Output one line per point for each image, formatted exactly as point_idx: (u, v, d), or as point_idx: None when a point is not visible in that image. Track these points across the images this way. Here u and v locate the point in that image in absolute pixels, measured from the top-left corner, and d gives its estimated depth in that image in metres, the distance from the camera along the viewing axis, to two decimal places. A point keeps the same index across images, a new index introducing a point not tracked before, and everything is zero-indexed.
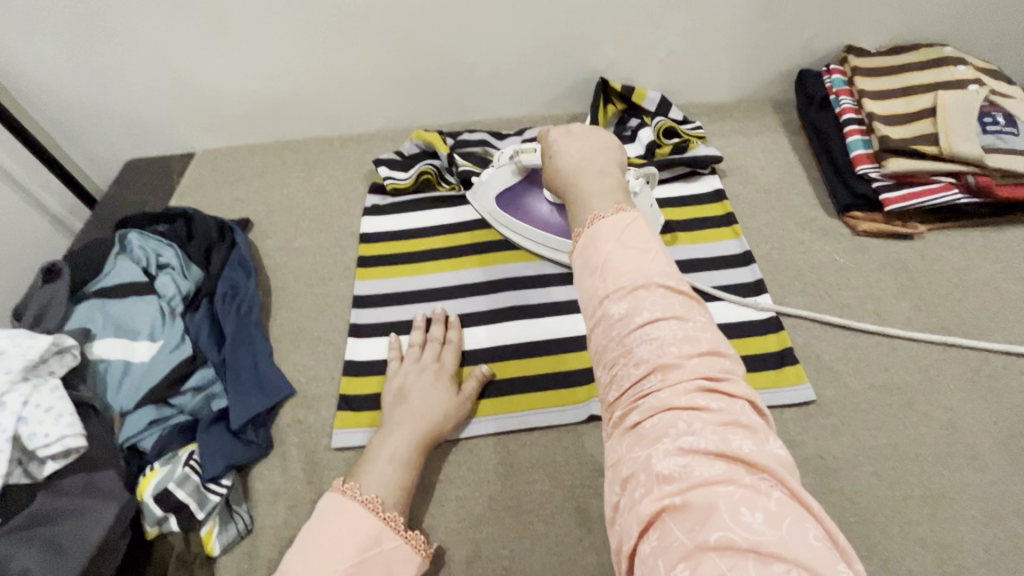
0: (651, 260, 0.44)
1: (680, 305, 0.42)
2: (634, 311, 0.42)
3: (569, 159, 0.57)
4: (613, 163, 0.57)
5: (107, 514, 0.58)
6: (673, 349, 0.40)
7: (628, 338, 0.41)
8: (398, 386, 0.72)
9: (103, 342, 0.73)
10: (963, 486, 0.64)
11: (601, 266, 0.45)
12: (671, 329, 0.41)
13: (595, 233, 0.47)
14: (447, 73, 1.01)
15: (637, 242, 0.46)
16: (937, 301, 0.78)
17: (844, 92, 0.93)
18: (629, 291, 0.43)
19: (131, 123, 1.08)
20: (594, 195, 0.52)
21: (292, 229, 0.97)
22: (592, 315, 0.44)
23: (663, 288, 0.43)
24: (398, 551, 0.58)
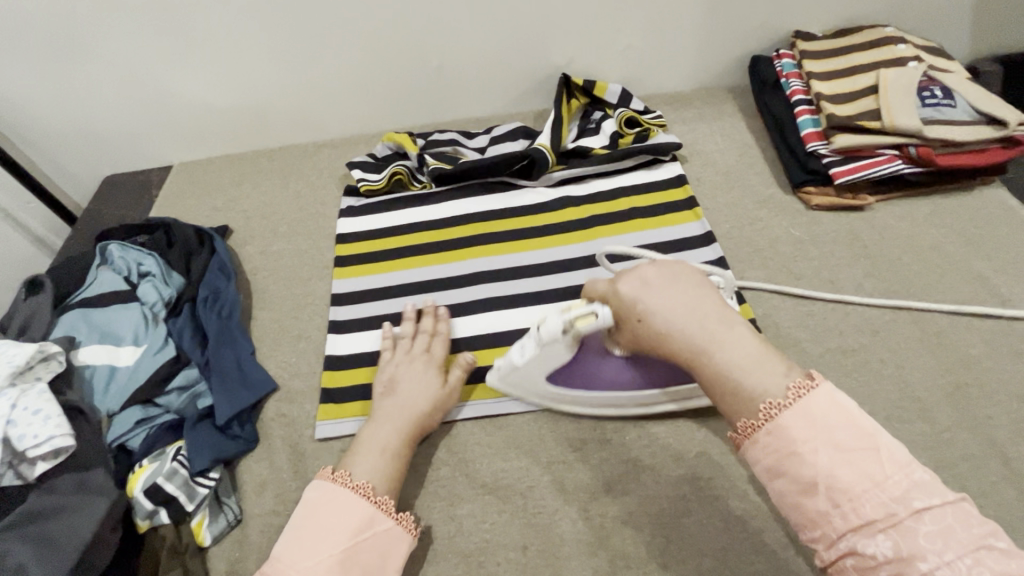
0: (875, 459, 0.41)
1: (951, 517, 0.39)
2: (895, 542, 0.39)
3: (672, 314, 0.49)
4: (719, 307, 0.49)
5: (98, 510, 0.61)
6: (964, 573, 0.37)
7: (889, 569, 0.39)
8: (387, 377, 0.74)
9: (89, 348, 0.75)
10: (914, 436, 0.68)
11: (822, 485, 0.41)
12: (930, 534, 0.39)
13: (795, 434, 0.43)
14: (414, 76, 1.04)
15: (855, 436, 0.42)
16: (888, 267, 0.83)
17: (794, 75, 0.97)
18: (882, 522, 0.39)
19: (108, 140, 1.10)
20: (745, 372, 0.46)
21: (271, 234, 1.00)
22: (810, 524, 0.42)
23: (915, 505, 0.40)
24: (390, 533, 0.61)
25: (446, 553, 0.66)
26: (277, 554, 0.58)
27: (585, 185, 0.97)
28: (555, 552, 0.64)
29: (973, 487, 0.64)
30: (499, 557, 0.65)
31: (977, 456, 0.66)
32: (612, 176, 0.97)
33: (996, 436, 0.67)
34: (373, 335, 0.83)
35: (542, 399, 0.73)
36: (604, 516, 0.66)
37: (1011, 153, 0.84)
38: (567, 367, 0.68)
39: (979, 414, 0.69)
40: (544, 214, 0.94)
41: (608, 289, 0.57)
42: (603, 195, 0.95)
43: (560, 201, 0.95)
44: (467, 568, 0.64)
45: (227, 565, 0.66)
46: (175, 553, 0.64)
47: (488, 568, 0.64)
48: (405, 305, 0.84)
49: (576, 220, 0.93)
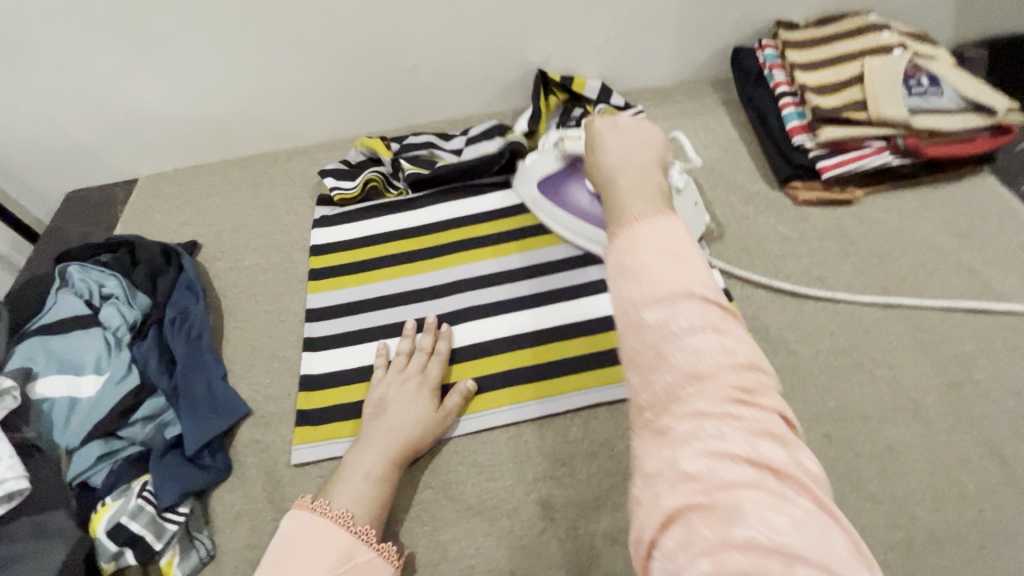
0: (691, 262, 0.37)
1: (722, 323, 0.35)
2: (671, 321, 0.35)
3: (611, 157, 0.47)
4: (654, 158, 0.47)
5: (58, 553, 0.58)
6: (708, 363, 0.33)
7: (654, 345, 0.35)
8: (379, 396, 0.71)
9: (47, 379, 0.71)
10: (909, 439, 0.66)
11: (635, 271, 0.37)
12: (694, 328, 0.34)
13: (634, 238, 0.38)
14: (385, 77, 1.00)
15: (677, 241, 0.38)
16: (878, 262, 0.81)
17: (777, 66, 0.94)
18: (666, 299, 0.35)
19: (67, 155, 1.05)
20: (633, 197, 0.42)
21: (242, 247, 0.96)
22: (615, 306, 0.38)
23: (699, 293, 0.35)
24: (370, 565, 0.58)
25: None
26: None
27: None
28: (543, 575, 0.62)
29: (972, 491, 0.62)
30: None
31: (974, 458, 0.64)
32: None
33: (993, 437, 0.65)
34: (350, 351, 0.79)
35: (543, 217, 0.87)
36: (593, 535, 0.64)
37: (1000, 141, 0.83)
38: (556, 176, 0.84)
39: (975, 413, 0.67)
40: (524, 217, 0.90)
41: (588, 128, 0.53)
42: None
43: None
44: None
45: None
46: None
47: None
48: (405, 320, 0.81)
49: None
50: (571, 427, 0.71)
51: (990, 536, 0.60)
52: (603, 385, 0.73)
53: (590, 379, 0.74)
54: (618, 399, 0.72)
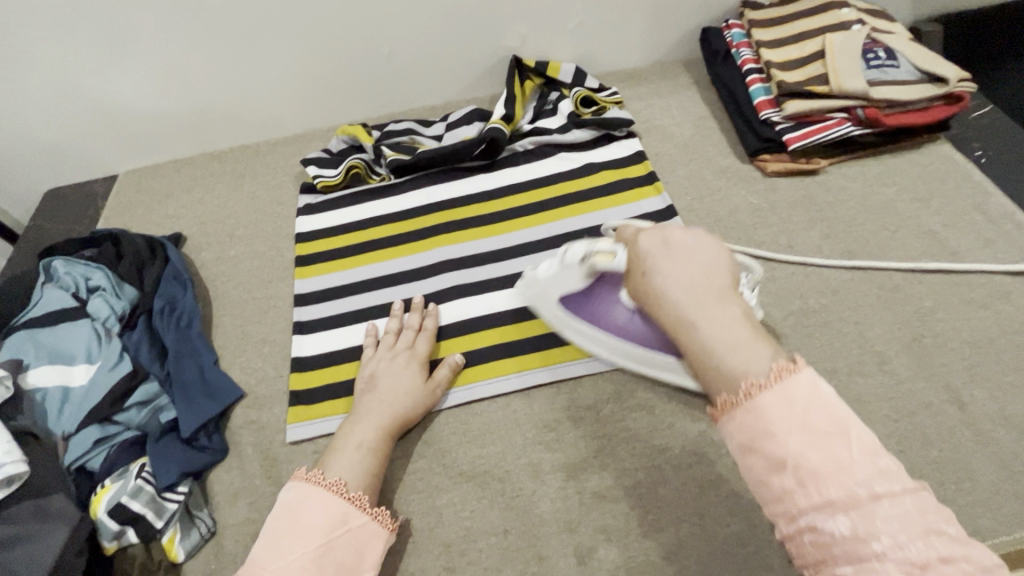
0: (849, 441, 0.39)
1: (905, 498, 0.37)
2: (855, 524, 0.37)
3: (672, 284, 0.46)
4: (726, 279, 0.46)
5: (59, 535, 0.59)
6: (905, 551, 0.36)
7: (841, 545, 0.37)
8: (370, 372, 0.74)
9: (38, 370, 0.72)
10: (875, 389, 0.70)
11: (792, 462, 0.39)
12: (886, 521, 0.36)
13: (769, 416, 0.40)
14: (363, 66, 1.01)
15: (827, 421, 0.39)
16: (843, 228, 0.85)
17: (744, 45, 0.98)
18: (843, 504, 0.37)
19: (44, 153, 1.05)
20: (727, 348, 0.43)
21: (226, 238, 0.97)
22: (772, 496, 0.40)
23: (872, 484, 0.37)
24: (365, 528, 0.60)
25: (427, 545, 0.65)
26: (252, 557, 0.57)
27: (546, 166, 0.96)
28: (536, 532, 0.65)
29: (933, 433, 0.66)
30: (481, 544, 0.65)
31: (935, 404, 0.68)
32: (572, 155, 0.96)
33: (952, 383, 0.69)
34: (340, 333, 0.81)
35: (571, 333, 0.74)
36: (583, 493, 0.67)
37: (953, 109, 0.87)
38: (585, 294, 0.69)
39: (935, 362, 0.71)
40: (505, 198, 0.93)
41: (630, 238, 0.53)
42: (564, 175, 0.94)
43: (521, 184, 0.94)
44: (450, 557, 0.64)
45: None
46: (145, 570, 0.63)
47: (471, 554, 0.64)
48: (393, 301, 0.83)
49: (538, 202, 0.92)
50: (558, 394, 0.74)
51: (949, 474, 0.64)
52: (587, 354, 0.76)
53: (575, 349, 0.76)
54: (603, 367, 0.75)
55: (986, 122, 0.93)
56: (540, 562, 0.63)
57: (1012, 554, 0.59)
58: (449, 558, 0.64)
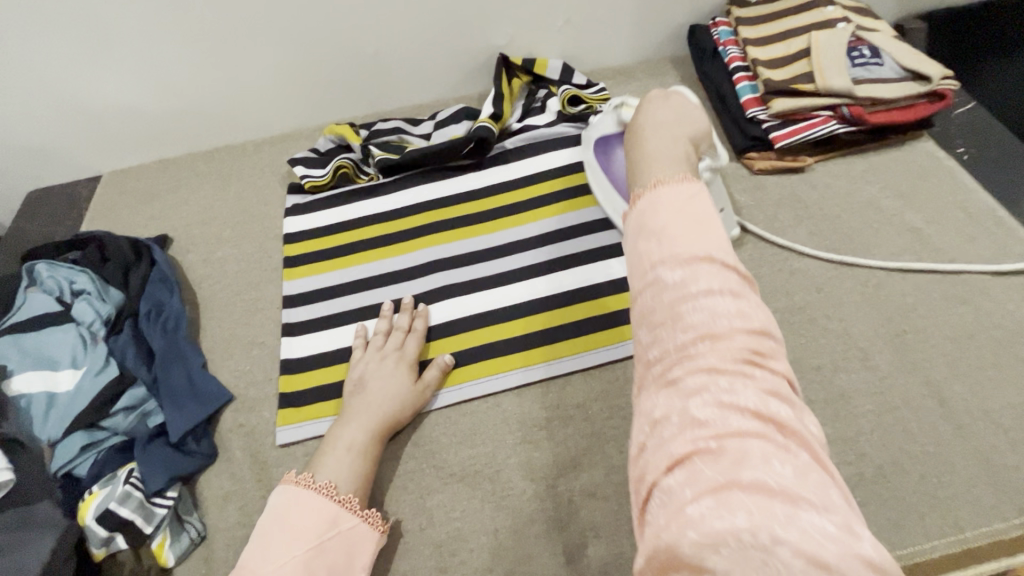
0: (713, 235, 0.44)
1: (738, 291, 0.41)
2: (688, 279, 0.41)
3: (655, 119, 0.56)
4: (694, 129, 0.56)
5: (46, 544, 0.58)
6: (722, 326, 0.39)
7: (678, 305, 0.41)
8: (359, 374, 0.74)
9: (23, 376, 0.71)
10: (859, 385, 0.71)
11: (661, 231, 0.44)
12: (714, 292, 0.41)
13: (656, 200, 0.46)
14: (350, 65, 1.00)
15: (697, 210, 0.45)
16: (828, 225, 0.86)
17: (731, 43, 0.98)
18: (688, 262, 0.42)
19: (24, 153, 1.03)
20: (656, 160, 0.51)
21: (213, 239, 0.96)
22: (637, 266, 0.45)
23: (721, 262, 0.42)
24: (356, 530, 0.60)
25: (418, 545, 0.66)
26: (244, 560, 0.57)
27: (534, 164, 0.95)
28: (526, 531, 0.65)
29: (915, 428, 0.68)
30: (472, 543, 0.65)
31: (917, 399, 0.69)
32: (560, 152, 0.96)
33: (934, 379, 0.71)
34: (329, 335, 0.81)
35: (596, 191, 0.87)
36: (572, 490, 0.67)
37: (937, 107, 0.88)
38: (611, 137, 0.86)
39: (917, 358, 0.72)
40: (494, 198, 0.92)
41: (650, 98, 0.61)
42: (552, 174, 0.94)
43: (510, 183, 0.93)
44: (440, 557, 0.65)
45: None
46: None
47: (462, 554, 0.65)
48: (382, 302, 0.83)
49: (527, 202, 0.91)
50: (547, 393, 0.74)
51: (929, 467, 0.65)
52: (576, 352, 0.76)
53: (564, 347, 0.77)
54: (591, 365, 0.75)
55: (969, 119, 0.94)
56: (529, 561, 0.64)
57: (990, 545, 0.61)
58: (440, 558, 0.65)
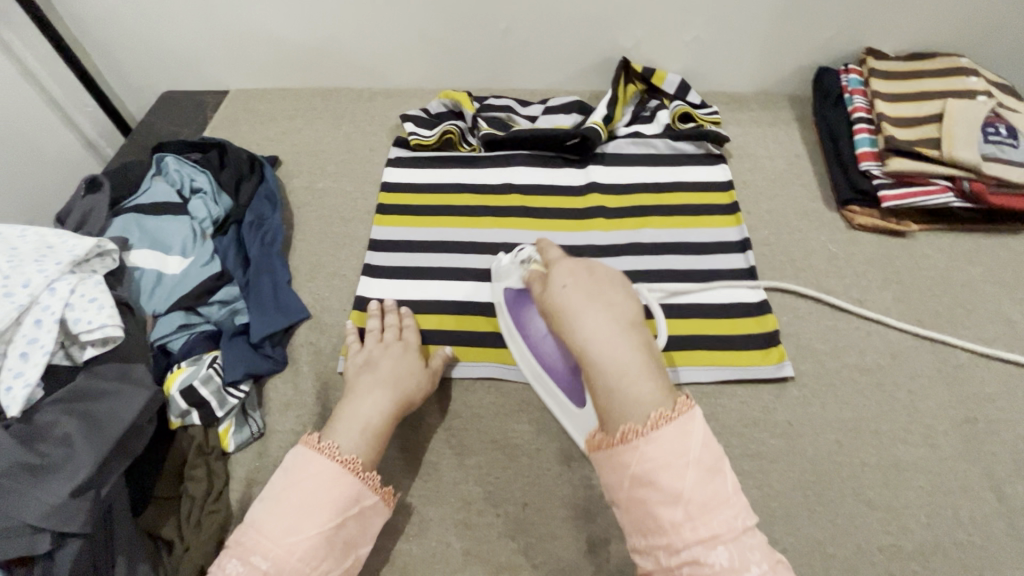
0: (726, 486, 0.47)
1: (748, 537, 0.46)
2: (731, 554, 0.44)
3: (581, 308, 0.55)
4: (633, 314, 0.55)
5: (138, 398, 0.63)
6: (756, 574, 0.44)
7: (695, 567, 0.45)
8: (364, 359, 0.75)
9: (139, 252, 0.78)
10: (916, 460, 0.70)
11: (677, 494, 0.46)
12: (750, 549, 0.45)
13: (660, 446, 0.47)
14: (479, 38, 1.04)
15: (705, 462, 0.47)
16: (918, 296, 0.83)
17: (859, 92, 0.97)
18: (726, 538, 0.45)
19: (173, 59, 1.12)
20: (630, 379, 0.51)
21: (319, 170, 1.02)
22: (656, 528, 0.47)
23: (747, 524, 0.46)
24: (373, 507, 0.62)
25: (449, 497, 0.69)
26: (252, 525, 0.57)
27: (633, 171, 0.97)
28: (553, 512, 0.68)
29: (966, 516, 0.66)
30: (500, 508, 0.68)
31: (975, 488, 0.68)
32: (661, 167, 0.97)
33: (997, 473, 0.68)
34: (407, 285, 0.85)
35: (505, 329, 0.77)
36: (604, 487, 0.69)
37: None
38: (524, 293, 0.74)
39: (983, 449, 0.70)
40: (585, 196, 0.95)
41: (546, 258, 0.65)
42: (649, 186, 0.95)
43: (604, 187, 0.95)
44: (468, 514, 0.68)
45: (247, 472, 0.69)
46: (200, 453, 0.67)
47: (488, 516, 0.68)
48: (373, 298, 0.83)
49: (624, 208, 0.93)
50: None
51: (972, 559, 0.64)
52: None
53: None
54: None
55: None
56: (550, 539, 0.66)
57: None
58: (467, 514, 0.68)
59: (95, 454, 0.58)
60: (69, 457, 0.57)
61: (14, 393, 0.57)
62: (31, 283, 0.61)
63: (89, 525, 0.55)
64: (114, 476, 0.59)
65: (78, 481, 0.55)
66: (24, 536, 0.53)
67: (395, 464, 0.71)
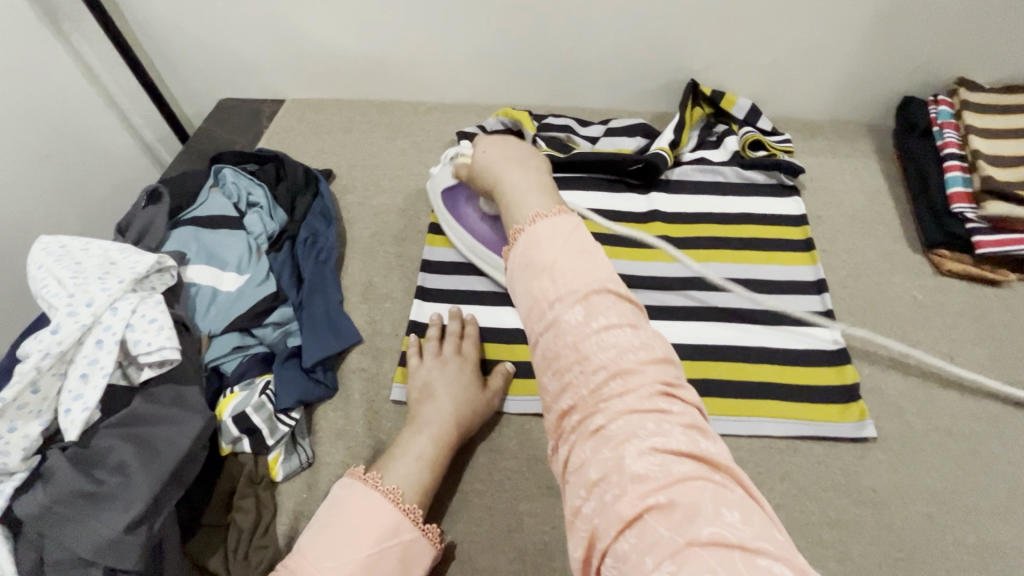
0: (599, 265, 0.48)
1: (616, 313, 0.45)
2: (587, 313, 0.45)
3: (493, 158, 0.62)
4: (524, 151, 0.63)
5: (194, 424, 0.62)
6: (625, 351, 0.43)
7: (574, 335, 0.44)
8: (422, 382, 0.72)
9: (196, 267, 0.77)
10: (1019, 543, 0.63)
11: (547, 267, 0.47)
12: (615, 328, 0.44)
13: (537, 235, 0.49)
14: (542, 56, 1.01)
15: (575, 245, 0.48)
16: (1016, 354, 0.76)
17: (950, 126, 0.89)
18: (582, 298, 0.45)
19: (231, 66, 1.12)
20: (525, 197, 0.55)
21: (372, 185, 1.00)
22: (535, 307, 0.47)
23: (613, 295, 0.46)
24: (415, 544, 0.59)
25: (503, 545, 0.66)
26: (297, 552, 0.56)
27: (700, 201, 0.92)
28: None
29: None
30: (556, 562, 0.64)
31: None
32: (730, 197, 0.92)
33: None
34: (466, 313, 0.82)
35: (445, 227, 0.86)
36: None
37: None
38: (457, 189, 0.84)
39: None
40: (648, 225, 0.90)
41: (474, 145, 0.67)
42: (718, 217, 0.90)
43: (668, 217, 0.91)
44: (522, 565, 0.64)
45: (295, 505, 0.67)
46: (251, 482, 0.66)
47: (544, 570, 0.64)
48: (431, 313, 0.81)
49: (692, 240, 0.88)
50: None
51: None
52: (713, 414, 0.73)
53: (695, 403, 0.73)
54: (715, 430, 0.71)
55: None
56: None
57: None
58: (521, 566, 0.64)
59: (149, 486, 0.56)
60: (125, 488, 0.56)
61: (72, 416, 0.56)
62: (95, 302, 0.60)
63: (142, 561, 0.54)
64: (168, 507, 0.58)
65: (133, 515, 0.54)
66: (76, 568, 0.53)
67: (446, 505, 0.68)
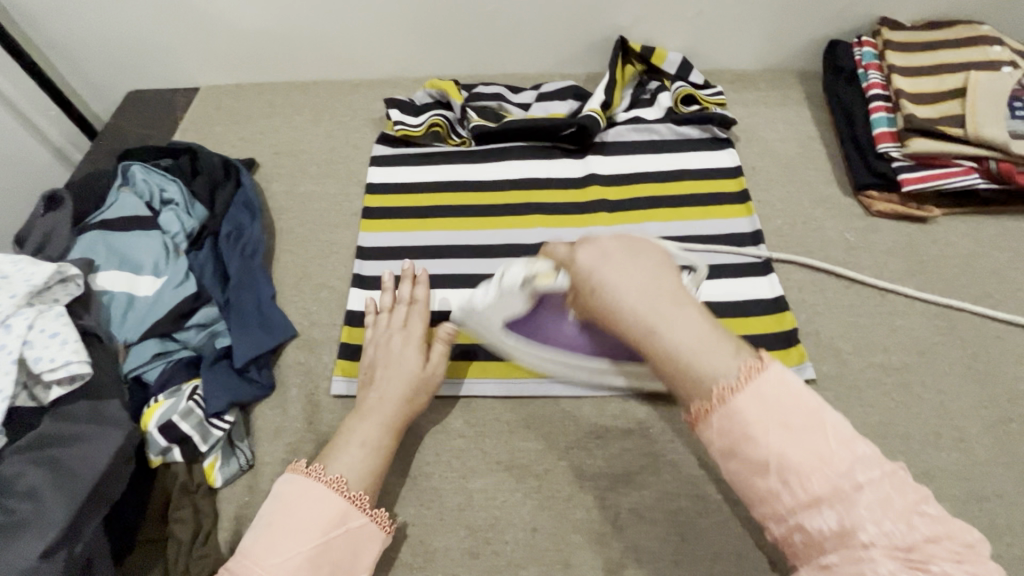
0: (825, 434, 0.38)
1: (890, 487, 0.36)
2: (842, 518, 0.36)
3: (626, 291, 0.44)
4: (674, 281, 0.45)
5: (113, 439, 0.58)
6: (885, 536, 0.35)
7: (837, 546, 0.36)
8: (370, 360, 0.70)
9: (106, 274, 0.73)
10: (947, 466, 0.66)
11: (771, 464, 0.38)
12: (871, 508, 0.36)
13: (748, 413, 0.39)
14: (463, 21, 0.96)
15: (798, 410, 0.39)
16: (943, 285, 0.79)
17: (874, 66, 0.90)
18: (832, 499, 0.36)
19: (133, 55, 1.04)
20: (699, 352, 0.41)
21: (299, 172, 0.96)
22: (760, 499, 0.39)
23: (859, 476, 0.36)
24: (363, 530, 0.56)
25: (454, 524, 0.65)
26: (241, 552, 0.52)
27: (634, 159, 0.91)
28: (567, 538, 0.64)
29: (1004, 524, 0.63)
30: (509, 536, 0.64)
31: (1011, 495, 0.64)
32: (664, 154, 0.91)
33: None
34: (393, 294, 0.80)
35: (506, 349, 0.68)
36: (619, 506, 0.65)
37: None
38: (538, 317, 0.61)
39: (1019, 451, 0.67)
40: (583, 190, 0.89)
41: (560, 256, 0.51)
42: (654, 175, 0.89)
43: (604, 179, 0.89)
44: (474, 542, 0.64)
45: (236, 508, 0.65)
46: (184, 492, 0.63)
47: (497, 545, 0.64)
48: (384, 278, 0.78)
49: (628, 201, 0.87)
50: (607, 405, 0.71)
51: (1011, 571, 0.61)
52: None
53: None
54: None
55: None
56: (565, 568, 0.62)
57: None
58: (474, 542, 0.64)
59: (66, 507, 0.53)
60: (39, 513, 0.52)
61: None
62: None
63: None
64: (90, 527, 0.55)
65: (49, 540, 0.52)
66: None
67: (394, 491, 0.67)
